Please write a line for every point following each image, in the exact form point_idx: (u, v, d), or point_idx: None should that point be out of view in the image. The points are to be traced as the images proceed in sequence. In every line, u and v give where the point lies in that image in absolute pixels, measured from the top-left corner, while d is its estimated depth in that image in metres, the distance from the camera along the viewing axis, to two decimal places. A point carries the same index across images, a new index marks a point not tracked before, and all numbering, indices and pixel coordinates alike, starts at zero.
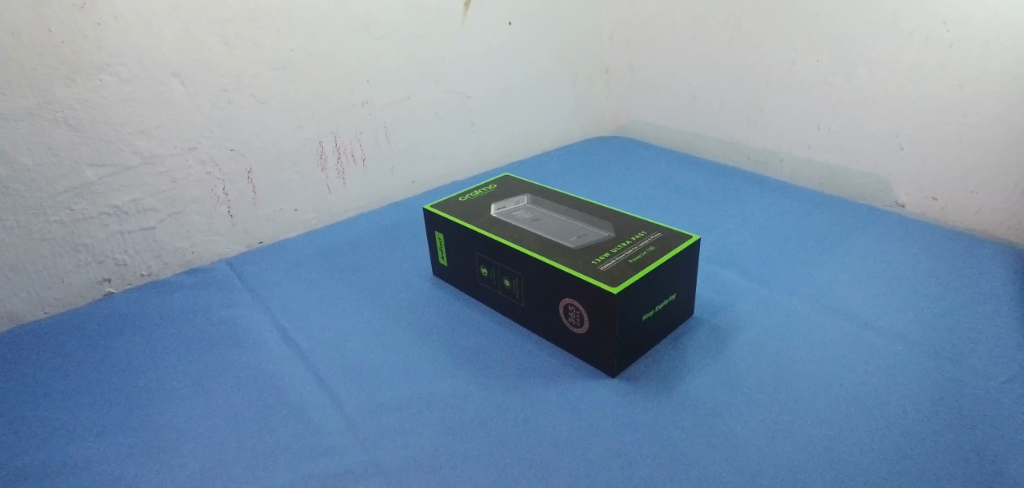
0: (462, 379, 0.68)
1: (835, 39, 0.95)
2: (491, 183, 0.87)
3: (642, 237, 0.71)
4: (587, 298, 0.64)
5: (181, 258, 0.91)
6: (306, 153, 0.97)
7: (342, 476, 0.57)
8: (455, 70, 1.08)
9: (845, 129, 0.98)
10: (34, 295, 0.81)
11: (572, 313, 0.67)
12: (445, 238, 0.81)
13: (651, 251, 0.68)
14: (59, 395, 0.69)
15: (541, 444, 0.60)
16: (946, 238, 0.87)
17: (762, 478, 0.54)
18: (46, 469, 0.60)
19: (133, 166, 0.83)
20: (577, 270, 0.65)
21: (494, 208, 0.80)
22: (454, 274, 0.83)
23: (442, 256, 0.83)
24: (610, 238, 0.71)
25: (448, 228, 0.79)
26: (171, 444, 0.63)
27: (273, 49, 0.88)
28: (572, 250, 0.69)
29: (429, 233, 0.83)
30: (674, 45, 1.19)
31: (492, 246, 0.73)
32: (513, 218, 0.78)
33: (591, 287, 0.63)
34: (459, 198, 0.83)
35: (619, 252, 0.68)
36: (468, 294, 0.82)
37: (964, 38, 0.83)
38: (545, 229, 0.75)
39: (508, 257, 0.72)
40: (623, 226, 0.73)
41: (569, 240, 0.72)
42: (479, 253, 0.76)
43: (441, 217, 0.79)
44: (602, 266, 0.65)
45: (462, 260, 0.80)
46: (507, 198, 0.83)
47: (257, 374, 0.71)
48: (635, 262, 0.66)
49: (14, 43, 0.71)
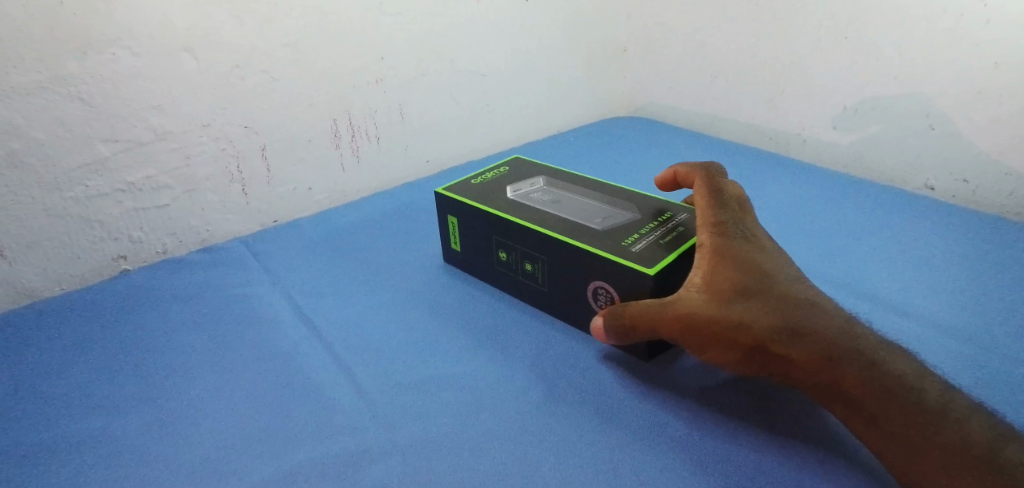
0: (480, 360, 0.68)
1: (863, 19, 0.92)
2: (502, 165, 0.85)
3: (670, 217, 0.69)
4: (620, 281, 0.63)
5: (195, 237, 0.90)
6: (320, 131, 0.95)
7: (359, 454, 0.57)
8: (469, 49, 1.06)
9: (871, 111, 0.96)
10: (50, 272, 0.81)
11: (601, 295, 0.66)
12: (459, 223, 0.79)
13: (682, 232, 0.66)
14: (75, 372, 0.70)
15: (561, 425, 0.59)
16: (976, 223, 0.85)
17: (789, 464, 0.54)
18: (64, 444, 0.61)
19: (146, 142, 0.82)
20: (608, 252, 0.63)
21: (510, 191, 0.78)
22: (469, 259, 0.81)
23: (456, 241, 0.81)
24: (637, 220, 0.69)
25: (464, 212, 0.77)
26: (186, 421, 0.63)
27: (287, 24, 0.87)
28: (599, 232, 0.67)
29: (442, 218, 0.81)
30: (693, 25, 1.16)
31: (514, 230, 0.71)
32: (530, 200, 0.76)
33: (625, 269, 0.61)
34: (472, 181, 0.81)
35: (648, 233, 0.66)
36: (483, 280, 0.81)
37: (1001, 16, 0.80)
38: (567, 211, 0.73)
39: (530, 241, 0.70)
40: (648, 207, 0.72)
41: (594, 221, 0.70)
42: (498, 237, 0.74)
43: (456, 201, 0.77)
44: (633, 248, 0.64)
45: (478, 246, 0.78)
46: (521, 180, 0.81)
47: (272, 353, 0.71)
48: (667, 244, 0.64)
49: (26, 15, 0.70)
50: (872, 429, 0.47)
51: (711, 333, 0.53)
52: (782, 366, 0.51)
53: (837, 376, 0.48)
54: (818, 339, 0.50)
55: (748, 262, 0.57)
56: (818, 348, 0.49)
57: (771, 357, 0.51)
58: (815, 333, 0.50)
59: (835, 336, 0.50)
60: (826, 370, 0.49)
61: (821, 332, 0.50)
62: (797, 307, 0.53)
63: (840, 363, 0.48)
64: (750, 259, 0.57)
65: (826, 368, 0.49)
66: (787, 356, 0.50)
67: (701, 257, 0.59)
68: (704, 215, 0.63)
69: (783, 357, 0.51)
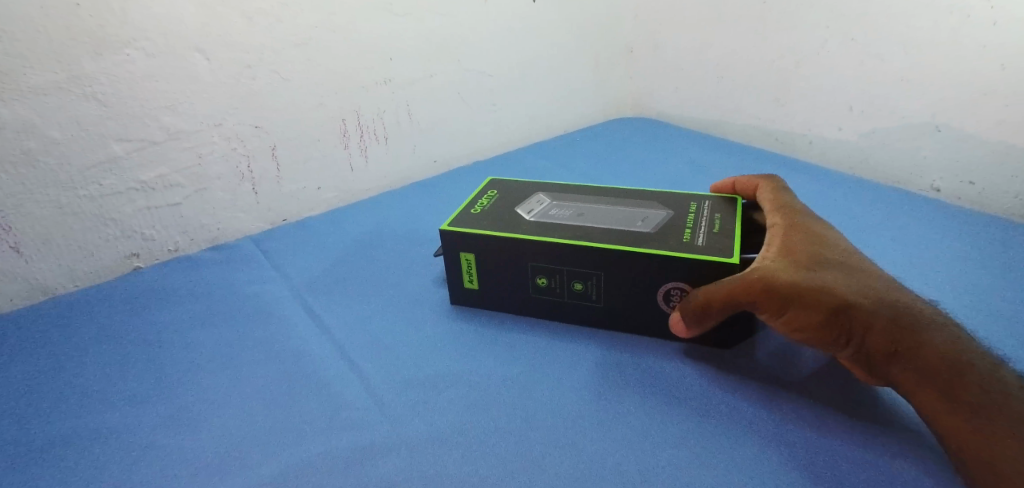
0: (489, 358, 0.70)
1: (867, 18, 0.92)
2: (489, 188, 0.80)
3: (698, 206, 0.72)
4: (699, 278, 0.64)
5: (206, 235, 0.92)
6: (329, 132, 0.96)
7: (370, 449, 0.60)
8: (477, 48, 1.06)
9: (879, 111, 0.96)
10: (64, 269, 0.83)
11: (674, 294, 0.66)
12: (479, 260, 0.73)
13: (723, 218, 0.69)
14: (93, 369, 0.72)
15: (567, 423, 0.62)
16: (980, 226, 0.86)
17: (782, 462, 0.57)
18: (86, 435, 0.64)
19: (158, 142, 0.83)
20: (681, 253, 0.63)
21: (525, 214, 0.73)
22: (495, 294, 0.75)
23: (473, 280, 0.75)
24: (673, 213, 0.71)
25: (488, 245, 0.71)
26: (201, 416, 0.65)
27: (296, 24, 0.87)
28: (657, 234, 0.67)
29: (455, 258, 0.73)
30: (698, 24, 1.14)
31: (561, 252, 0.68)
32: (555, 219, 0.72)
33: (709, 265, 0.62)
34: (472, 211, 0.75)
35: (697, 225, 0.68)
36: (504, 312, 0.76)
37: (1004, 20, 0.80)
38: (601, 222, 0.71)
39: (582, 259, 0.67)
40: (664, 201, 0.74)
41: (636, 225, 0.69)
42: (537, 264, 0.70)
43: (474, 236, 0.70)
44: (699, 242, 0.65)
45: (509, 278, 0.73)
46: (526, 201, 0.76)
47: (283, 351, 0.73)
48: (721, 231, 0.67)
49: (44, 16, 0.71)
50: (941, 404, 0.51)
51: (794, 295, 0.57)
52: (859, 329, 0.56)
53: (914, 345, 0.53)
54: (893, 306, 0.56)
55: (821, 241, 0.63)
56: (895, 316, 0.55)
57: (850, 320, 0.56)
58: (888, 303, 0.56)
59: (907, 311, 0.56)
60: (904, 337, 0.54)
61: (895, 304, 0.56)
62: (868, 282, 0.59)
63: (914, 332, 0.54)
64: (822, 239, 0.64)
65: (903, 334, 0.54)
66: (867, 319, 0.55)
67: (775, 237, 0.65)
68: (771, 205, 0.70)
69: (862, 320, 0.55)
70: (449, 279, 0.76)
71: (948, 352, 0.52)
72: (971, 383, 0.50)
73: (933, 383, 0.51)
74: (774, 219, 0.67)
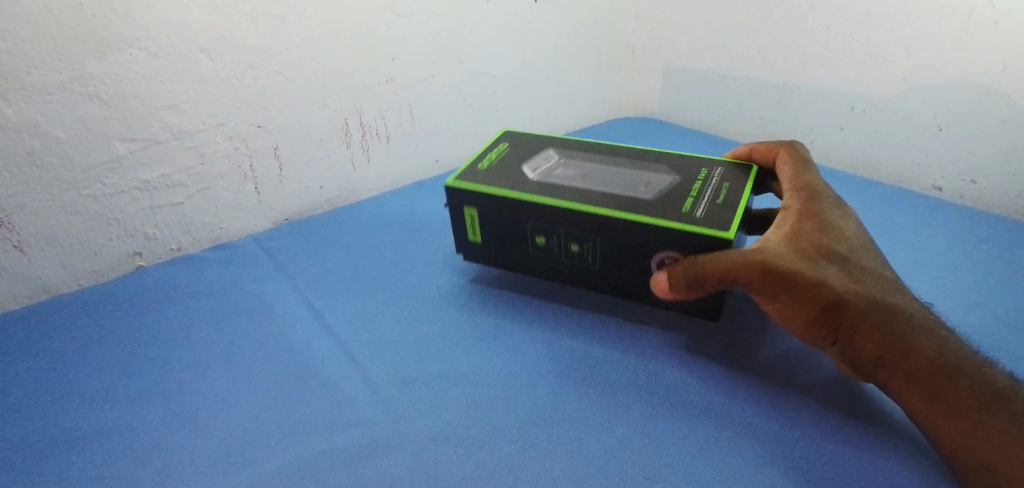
0: (490, 355, 0.70)
1: (869, 19, 0.91)
2: (500, 142, 0.81)
3: (708, 176, 0.71)
4: (690, 249, 0.63)
5: (208, 235, 0.92)
6: (331, 131, 0.96)
7: (371, 447, 0.61)
8: (480, 49, 1.05)
9: (881, 112, 0.95)
10: (68, 269, 0.84)
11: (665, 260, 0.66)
12: (480, 214, 0.74)
13: (730, 188, 0.68)
14: (96, 367, 0.73)
15: (567, 421, 0.62)
16: (981, 225, 0.86)
17: (777, 459, 0.57)
18: (92, 432, 0.66)
19: (161, 141, 0.83)
20: (675, 220, 0.63)
21: (529, 172, 0.74)
22: (496, 255, 0.77)
23: (476, 234, 0.76)
24: (678, 179, 0.70)
25: (488, 200, 0.71)
26: (204, 414, 0.67)
27: (299, 25, 0.86)
28: (655, 203, 0.66)
29: (459, 213, 0.75)
30: (703, 26, 1.13)
31: (558, 215, 0.68)
32: (559, 177, 0.73)
33: (698, 235, 0.62)
34: (478, 168, 0.75)
35: (700, 195, 0.67)
36: (506, 309, 0.76)
37: (1012, 23, 0.79)
38: (602, 184, 0.71)
39: (577, 222, 0.68)
40: (676, 165, 0.74)
41: (637, 189, 0.69)
42: (535, 225, 0.71)
43: (478, 191, 0.71)
44: (697, 212, 0.64)
45: (508, 239, 0.74)
46: (534, 158, 0.77)
47: (285, 349, 0.73)
48: (724, 203, 0.66)
49: (49, 17, 0.71)
50: (929, 407, 0.52)
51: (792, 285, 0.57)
52: (852, 326, 0.56)
53: (905, 349, 0.53)
54: (889, 310, 0.55)
55: (830, 233, 0.61)
56: (890, 321, 0.55)
57: (845, 316, 0.56)
58: (884, 306, 0.56)
59: (903, 316, 0.55)
60: (895, 340, 0.54)
61: (891, 309, 0.56)
62: (868, 282, 0.58)
63: (906, 338, 0.54)
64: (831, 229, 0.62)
65: (894, 337, 0.54)
66: (858, 318, 0.55)
67: (783, 224, 0.63)
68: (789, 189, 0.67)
69: (854, 317, 0.55)
70: (455, 231, 0.78)
71: (941, 360, 0.52)
72: (966, 389, 0.51)
73: (925, 390, 0.52)
74: (787, 208, 0.65)
